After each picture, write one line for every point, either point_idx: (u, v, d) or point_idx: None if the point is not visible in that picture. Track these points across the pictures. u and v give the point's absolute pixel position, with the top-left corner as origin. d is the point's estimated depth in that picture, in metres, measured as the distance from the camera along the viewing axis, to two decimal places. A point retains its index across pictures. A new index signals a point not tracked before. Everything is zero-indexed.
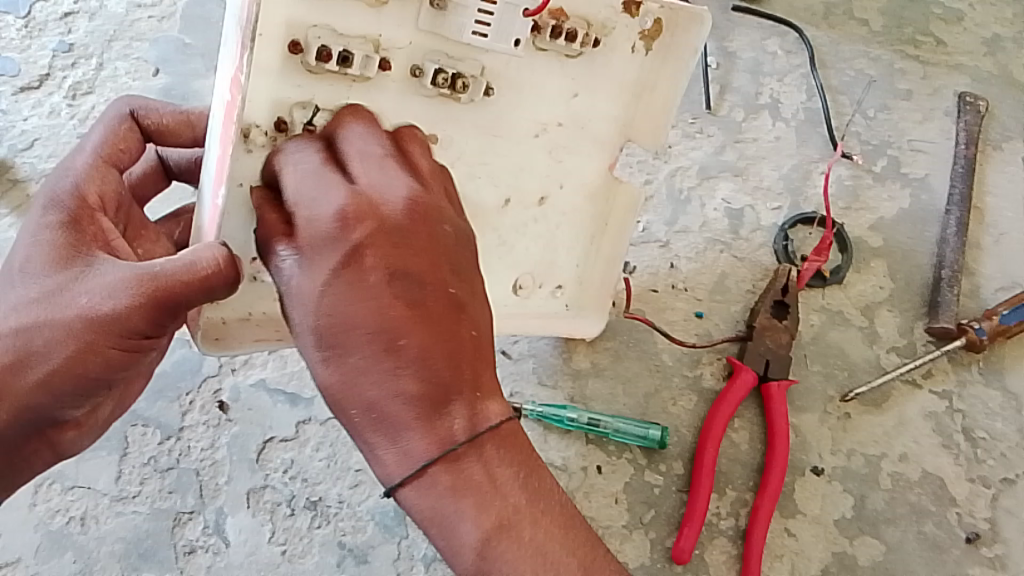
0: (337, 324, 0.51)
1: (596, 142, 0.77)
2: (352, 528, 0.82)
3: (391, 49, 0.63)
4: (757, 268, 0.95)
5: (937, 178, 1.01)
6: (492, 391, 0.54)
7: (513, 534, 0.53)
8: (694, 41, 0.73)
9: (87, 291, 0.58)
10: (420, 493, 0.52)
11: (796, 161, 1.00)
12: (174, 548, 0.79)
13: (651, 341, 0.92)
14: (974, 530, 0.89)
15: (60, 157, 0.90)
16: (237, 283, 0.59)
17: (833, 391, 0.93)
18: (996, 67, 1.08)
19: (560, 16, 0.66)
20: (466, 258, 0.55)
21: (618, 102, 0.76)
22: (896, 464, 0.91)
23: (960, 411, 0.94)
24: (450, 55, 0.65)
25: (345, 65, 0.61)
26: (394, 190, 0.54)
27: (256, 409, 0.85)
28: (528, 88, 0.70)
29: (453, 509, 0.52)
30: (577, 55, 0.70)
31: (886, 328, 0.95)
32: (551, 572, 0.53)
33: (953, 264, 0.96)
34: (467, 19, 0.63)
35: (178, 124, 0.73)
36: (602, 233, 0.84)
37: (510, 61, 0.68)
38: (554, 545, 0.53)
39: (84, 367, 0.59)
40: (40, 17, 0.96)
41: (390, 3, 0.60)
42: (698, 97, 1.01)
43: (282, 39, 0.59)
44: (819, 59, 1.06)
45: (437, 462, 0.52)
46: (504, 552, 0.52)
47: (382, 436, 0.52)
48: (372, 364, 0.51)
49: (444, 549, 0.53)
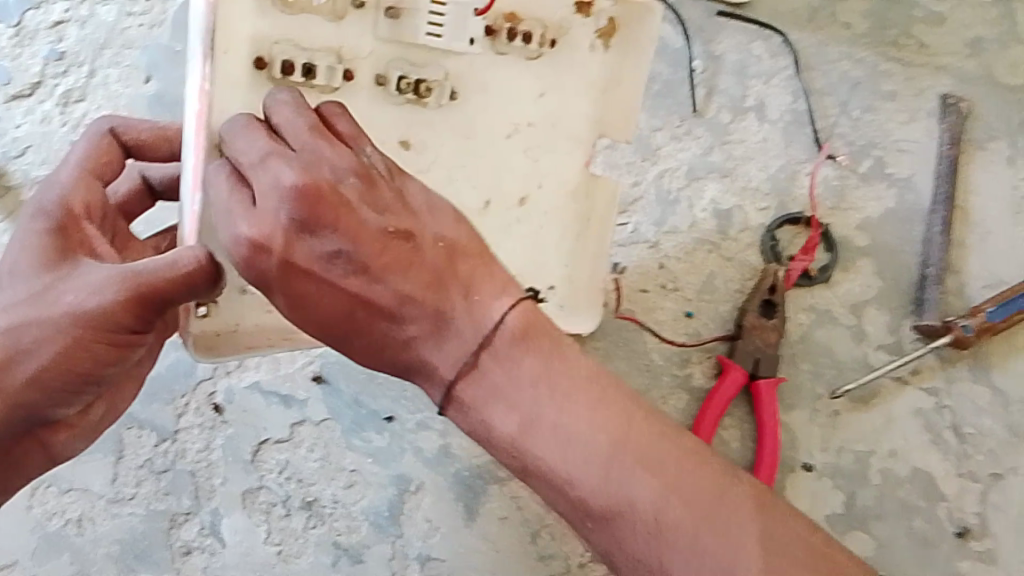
0: (319, 286, 0.51)
1: (571, 139, 0.80)
2: (347, 528, 0.83)
3: (355, 60, 0.68)
4: (745, 268, 0.96)
5: (921, 177, 1.03)
6: (478, 286, 0.52)
7: (546, 427, 0.50)
8: (650, 29, 0.79)
9: (74, 289, 0.59)
10: (461, 420, 0.52)
11: (783, 162, 1.01)
12: (170, 549, 0.81)
13: (640, 340, 0.93)
14: (962, 525, 0.91)
15: (53, 163, 0.93)
16: (219, 280, 0.60)
17: (821, 389, 0.94)
18: (978, 69, 1.08)
19: (514, 20, 0.74)
20: (387, 188, 0.53)
21: (588, 98, 0.80)
22: (884, 461, 0.92)
23: (948, 407, 0.95)
24: (412, 62, 0.70)
25: (310, 76, 0.66)
26: (281, 181, 0.51)
27: (251, 410, 0.85)
28: (493, 89, 0.75)
29: (483, 420, 0.51)
30: (539, 55, 0.76)
31: (874, 326, 0.97)
32: (592, 451, 0.49)
33: (939, 263, 0.97)
34: (420, 21, 0.68)
35: (156, 139, 0.74)
36: (587, 230, 0.85)
37: (470, 64, 0.73)
38: (578, 432, 0.50)
39: (73, 364, 0.60)
40: (31, 26, 0.97)
41: (349, 15, 0.67)
42: (685, 99, 1.02)
43: (248, 54, 0.64)
44: (804, 61, 1.06)
45: (457, 385, 0.51)
46: (538, 450, 0.50)
47: (418, 378, 0.53)
48: (370, 308, 0.51)
49: (516, 467, 0.52)
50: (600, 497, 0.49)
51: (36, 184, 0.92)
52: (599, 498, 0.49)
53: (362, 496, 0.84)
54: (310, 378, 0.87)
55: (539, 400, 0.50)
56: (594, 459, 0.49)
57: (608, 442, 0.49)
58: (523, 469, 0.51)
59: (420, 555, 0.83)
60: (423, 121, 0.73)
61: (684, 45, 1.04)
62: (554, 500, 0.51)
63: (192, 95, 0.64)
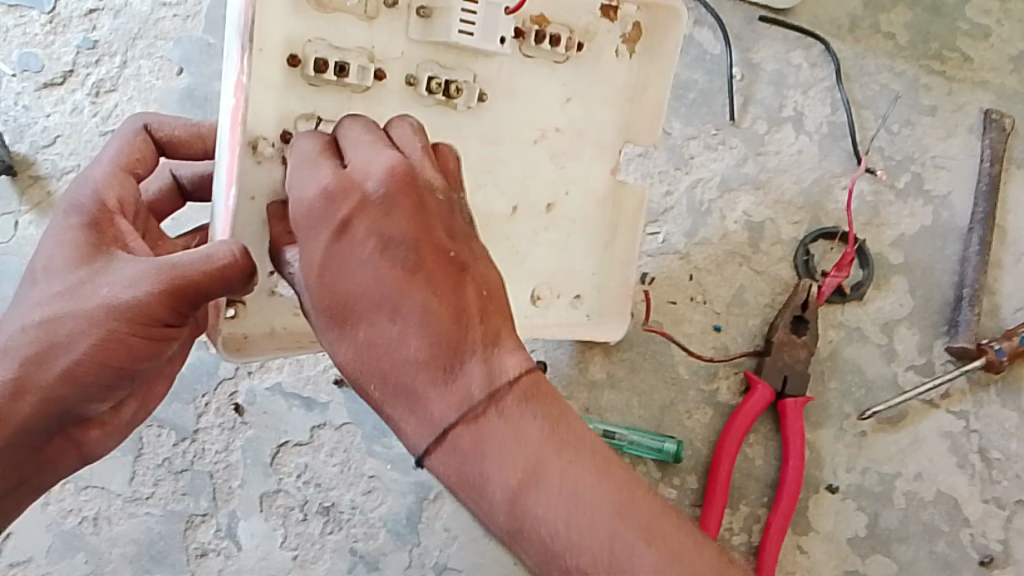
0: (342, 298, 0.51)
1: (598, 148, 0.80)
2: (364, 535, 0.82)
3: (386, 61, 0.67)
4: (777, 282, 0.94)
5: (959, 195, 1.00)
6: (508, 344, 0.51)
7: (544, 488, 0.48)
8: (677, 30, 0.77)
9: (109, 282, 0.58)
10: (445, 459, 0.49)
11: (817, 175, 0.99)
12: (186, 551, 0.80)
13: (667, 353, 0.91)
14: (987, 552, 0.89)
15: (81, 156, 0.92)
16: (256, 275, 0.58)
17: (850, 408, 0.92)
18: (1020, 85, 1.06)
19: (542, 23, 0.72)
20: (456, 223, 0.53)
21: (614, 107, 0.79)
22: (911, 483, 0.90)
23: (978, 431, 0.93)
24: (442, 65, 0.69)
25: (343, 75, 0.63)
26: (380, 165, 0.52)
27: (271, 413, 0.84)
28: (523, 95, 0.74)
29: (478, 471, 0.48)
30: (565, 60, 0.75)
31: (905, 345, 0.95)
32: (590, 524, 0.47)
33: (974, 283, 0.95)
34: (452, 20, 0.66)
35: (189, 136, 0.73)
36: (614, 236, 0.84)
37: (499, 69, 0.72)
38: (588, 490, 0.48)
39: (108, 357, 0.59)
40: (64, 13, 0.95)
41: (379, 17, 0.65)
42: (721, 108, 1.00)
43: (282, 53, 0.62)
44: (844, 73, 1.04)
45: (457, 424, 0.49)
46: (536, 509, 0.47)
47: (402, 405, 0.50)
48: (384, 335, 0.50)
49: (480, 514, 0.49)
50: (596, 572, 0.46)
51: (66, 175, 0.91)
52: (594, 567, 0.46)
53: (381, 503, 0.83)
54: (332, 381, 0.85)
55: (548, 457, 0.48)
56: (602, 523, 0.47)
57: (613, 510, 0.47)
58: (514, 529, 0.48)
59: (438, 564, 0.82)
60: (451, 125, 0.71)
61: (722, 52, 1.01)
62: (539, 568, 0.48)
63: (226, 89, 0.61)
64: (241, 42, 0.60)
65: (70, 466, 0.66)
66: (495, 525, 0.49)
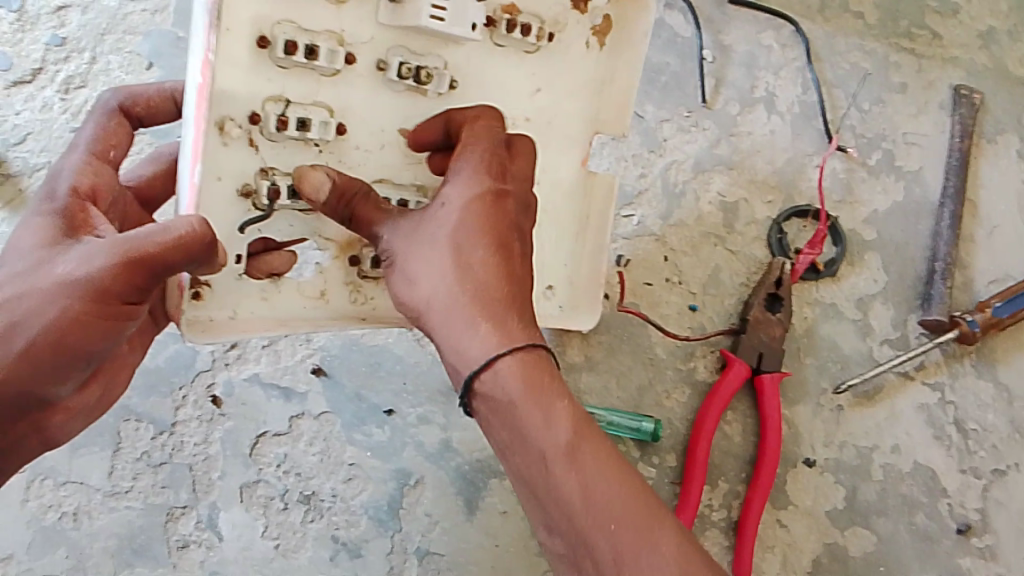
0: (462, 254, 0.60)
1: (566, 139, 0.79)
2: (346, 522, 0.82)
3: (355, 45, 0.67)
4: (751, 262, 0.95)
5: (930, 171, 1.01)
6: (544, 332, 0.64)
7: (593, 430, 0.58)
8: (642, 25, 0.78)
9: (67, 261, 0.58)
10: (524, 382, 0.58)
11: (790, 154, 1.00)
12: (167, 543, 0.80)
13: (645, 335, 0.92)
14: (965, 522, 0.91)
15: (52, 152, 0.92)
16: (217, 249, 0.58)
17: (826, 384, 0.93)
18: (989, 61, 1.07)
19: (512, 12, 0.72)
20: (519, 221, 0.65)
21: (582, 97, 0.79)
22: (888, 456, 0.92)
23: (953, 403, 0.94)
24: (412, 50, 0.69)
25: (312, 57, 0.64)
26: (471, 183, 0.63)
27: (250, 404, 0.84)
28: (491, 82, 0.74)
29: (546, 400, 0.58)
30: (535, 50, 0.75)
31: (879, 321, 0.95)
32: (623, 474, 0.57)
33: (946, 257, 0.96)
34: (422, 5, 0.66)
35: (162, 101, 0.74)
36: (584, 226, 0.83)
37: (468, 56, 0.72)
38: (617, 450, 0.59)
39: (62, 336, 0.58)
40: (32, 11, 0.94)
41: (350, 1, 0.66)
42: (693, 91, 1.00)
43: (250, 34, 0.62)
44: (814, 52, 1.04)
45: (537, 357, 0.59)
46: (590, 445, 0.57)
47: (490, 334, 0.59)
48: (491, 283, 0.60)
49: (541, 434, 0.57)
50: (633, 510, 0.56)
51: (37, 172, 0.91)
52: (630, 505, 0.56)
53: (362, 490, 0.83)
54: (310, 371, 0.86)
55: (591, 421, 0.59)
56: (632, 479, 0.57)
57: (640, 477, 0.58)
58: (566, 452, 0.57)
59: (419, 550, 0.82)
60: (418, 113, 0.70)
61: (693, 35, 1.02)
62: (582, 495, 0.56)
63: (194, 65, 0.62)
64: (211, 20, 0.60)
65: (33, 450, 0.66)
66: (552, 444, 0.57)
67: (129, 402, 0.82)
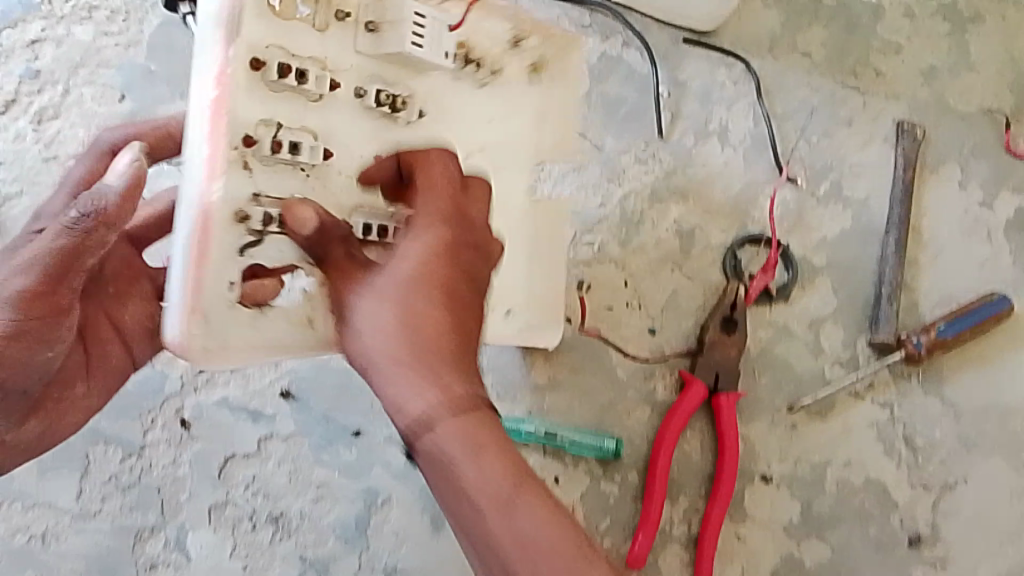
0: (397, 302, 0.58)
1: (518, 165, 0.84)
2: (313, 542, 0.84)
3: (338, 71, 0.70)
4: (707, 285, 0.99)
5: (876, 200, 1.07)
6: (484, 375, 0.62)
7: (528, 488, 0.56)
8: (573, 59, 0.85)
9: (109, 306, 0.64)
10: (452, 431, 0.56)
11: (744, 183, 1.05)
12: (135, 565, 0.82)
13: (606, 355, 0.95)
14: (916, 533, 0.94)
15: (22, 181, 0.95)
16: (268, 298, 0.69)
17: (780, 402, 0.97)
18: (931, 97, 1.13)
19: (466, 47, 0.77)
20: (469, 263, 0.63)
21: (530, 128, 0.84)
22: (841, 471, 0.95)
23: (902, 420, 0.97)
24: (386, 79, 0.73)
25: (301, 80, 0.66)
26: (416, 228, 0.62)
27: (219, 426, 0.86)
28: (454, 112, 0.78)
29: (479, 454, 0.56)
30: (484, 84, 0.79)
31: (831, 341, 1.00)
32: (553, 534, 0.55)
33: (892, 281, 1.00)
34: (404, 31, 0.70)
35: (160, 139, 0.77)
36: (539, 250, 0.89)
37: (433, 86, 0.76)
38: (551, 505, 0.57)
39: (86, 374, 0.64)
40: (5, 43, 0.97)
41: (331, 27, 0.69)
42: (650, 124, 1.06)
43: (245, 58, 0.64)
44: (765, 88, 1.10)
45: (465, 406, 0.57)
46: (522, 502, 0.55)
47: (421, 382, 0.57)
48: (419, 331, 0.58)
49: (469, 489, 0.55)
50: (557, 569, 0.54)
51: (9, 200, 0.94)
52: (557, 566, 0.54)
53: (329, 511, 0.85)
54: (279, 394, 0.88)
55: (530, 474, 0.57)
56: (564, 537, 0.55)
57: (575, 537, 0.56)
58: (500, 508, 0.55)
59: (387, 567, 0.84)
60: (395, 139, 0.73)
61: (651, 72, 1.08)
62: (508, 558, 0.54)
63: (205, 81, 0.64)
64: (224, 36, 0.63)
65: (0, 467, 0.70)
66: (479, 500, 0.55)
67: (97, 425, 0.84)
